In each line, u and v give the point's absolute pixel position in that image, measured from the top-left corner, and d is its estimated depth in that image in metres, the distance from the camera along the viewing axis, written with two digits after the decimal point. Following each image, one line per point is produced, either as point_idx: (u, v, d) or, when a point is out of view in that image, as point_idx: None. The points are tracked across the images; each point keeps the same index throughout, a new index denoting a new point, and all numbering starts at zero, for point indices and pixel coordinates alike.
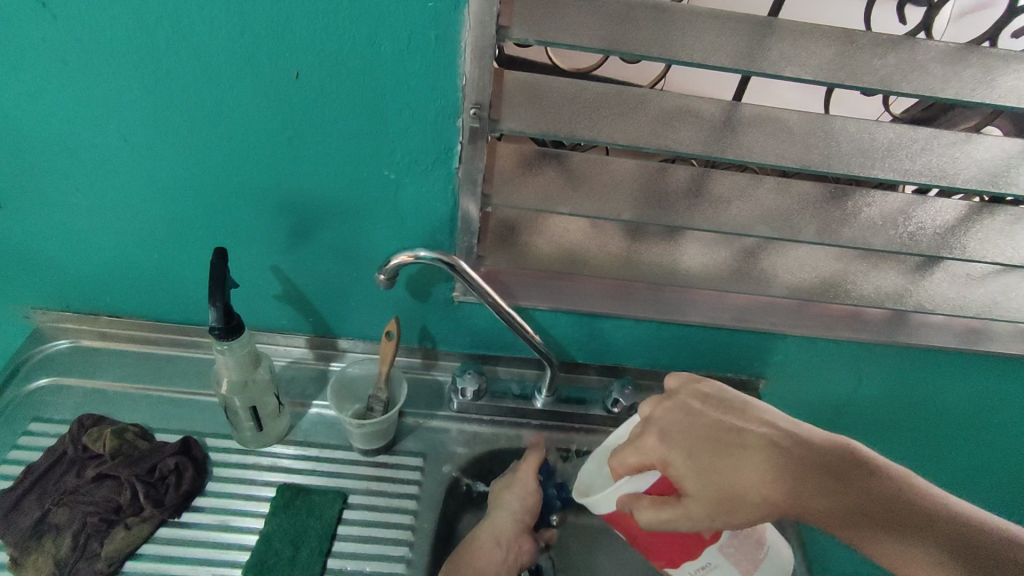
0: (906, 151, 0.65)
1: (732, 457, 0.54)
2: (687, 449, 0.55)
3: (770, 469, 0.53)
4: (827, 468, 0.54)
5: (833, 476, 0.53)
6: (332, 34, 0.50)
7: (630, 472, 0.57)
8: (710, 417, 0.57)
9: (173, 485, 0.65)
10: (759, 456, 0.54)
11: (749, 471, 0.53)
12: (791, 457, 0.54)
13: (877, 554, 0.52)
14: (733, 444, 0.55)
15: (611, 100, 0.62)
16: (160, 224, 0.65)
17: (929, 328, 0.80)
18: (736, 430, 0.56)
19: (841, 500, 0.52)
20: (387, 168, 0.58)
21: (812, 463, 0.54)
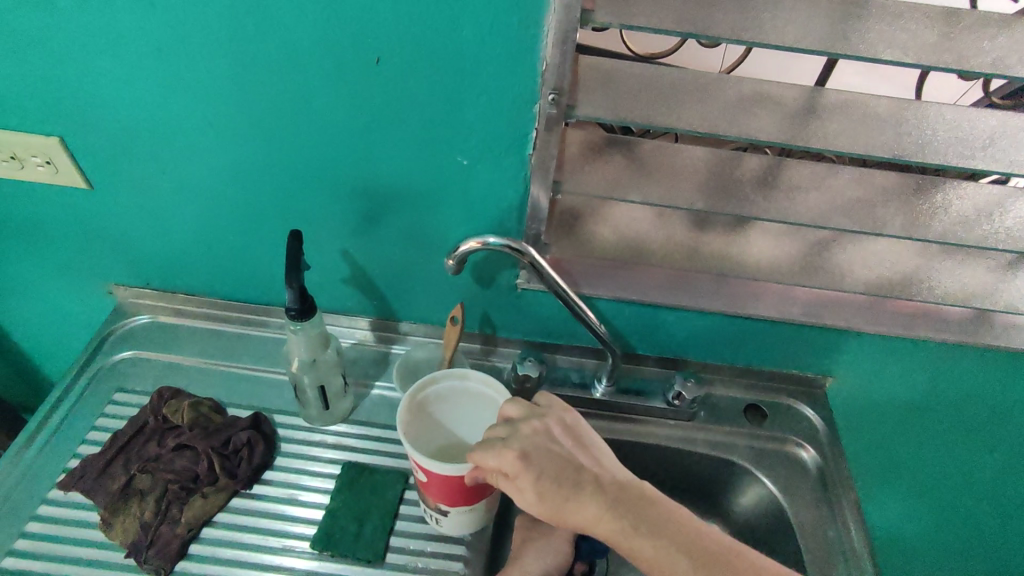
0: (1010, 140, 0.60)
1: (570, 493, 0.55)
2: (536, 469, 0.55)
3: (600, 507, 0.55)
4: (641, 501, 0.56)
5: (636, 511, 0.55)
6: (415, 19, 0.49)
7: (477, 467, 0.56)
8: (564, 449, 0.58)
9: (245, 458, 0.67)
10: (591, 493, 0.56)
11: (575, 506, 0.55)
12: (620, 495, 0.56)
13: None
14: (576, 478, 0.56)
15: (687, 86, 0.60)
16: (237, 207, 0.67)
17: (1018, 330, 0.75)
18: (578, 466, 0.57)
19: (643, 543, 0.54)
20: (460, 155, 0.58)
21: (629, 501, 0.56)
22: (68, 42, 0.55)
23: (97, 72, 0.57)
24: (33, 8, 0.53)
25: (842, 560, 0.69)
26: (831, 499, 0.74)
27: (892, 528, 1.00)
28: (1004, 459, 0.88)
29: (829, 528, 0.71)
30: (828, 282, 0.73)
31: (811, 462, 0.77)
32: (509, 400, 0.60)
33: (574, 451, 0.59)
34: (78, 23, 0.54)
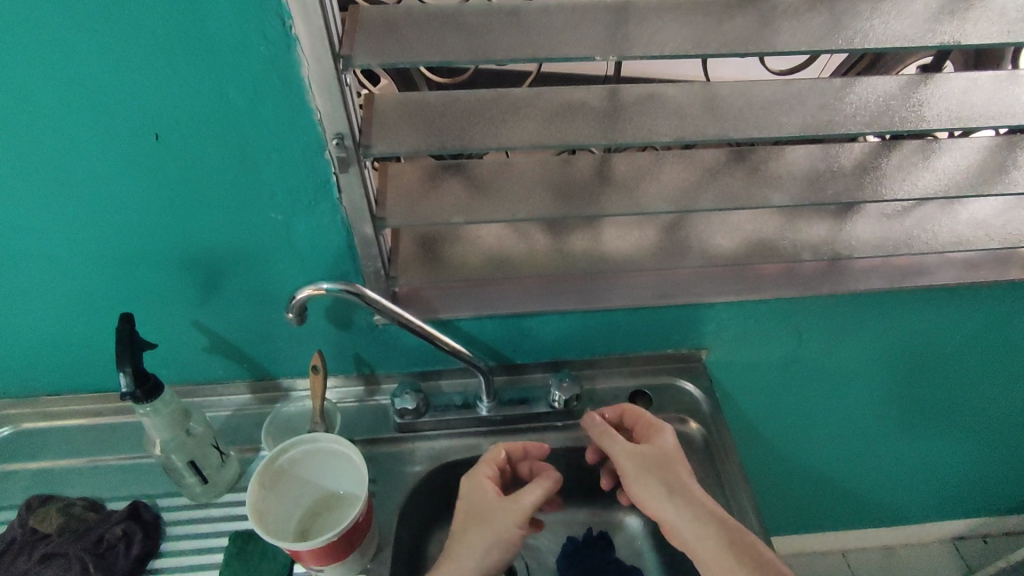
0: (785, 105, 0.65)
1: (603, 434, 0.71)
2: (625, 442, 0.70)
3: (623, 448, 0.69)
4: (662, 460, 0.68)
5: (656, 462, 0.68)
6: (178, 93, 0.51)
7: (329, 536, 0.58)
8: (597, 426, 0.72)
9: (123, 552, 0.66)
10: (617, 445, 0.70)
11: (609, 442, 0.70)
12: (642, 452, 0.69)
13: (681, 527, 0.64)
14: (607, 430, 0.71)
15: (482, 108, 0.63)
16: (71, 301, 0.66)
17: (858, 272, 0.80)
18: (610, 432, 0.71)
19: (662, 483, 0.66)
20: (272, 210, 0.60)
21: (651, 455, 0.68)
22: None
23: None
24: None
25: (730, 521, 0.74)
26: (718, 468, 0.78)
27: (799, 468, 1.07)
28: (876, 389, 0.95)
29: (719, 497, 0.76)
30: (676, 261, 0.76)
31: (696, 434, 0.81)
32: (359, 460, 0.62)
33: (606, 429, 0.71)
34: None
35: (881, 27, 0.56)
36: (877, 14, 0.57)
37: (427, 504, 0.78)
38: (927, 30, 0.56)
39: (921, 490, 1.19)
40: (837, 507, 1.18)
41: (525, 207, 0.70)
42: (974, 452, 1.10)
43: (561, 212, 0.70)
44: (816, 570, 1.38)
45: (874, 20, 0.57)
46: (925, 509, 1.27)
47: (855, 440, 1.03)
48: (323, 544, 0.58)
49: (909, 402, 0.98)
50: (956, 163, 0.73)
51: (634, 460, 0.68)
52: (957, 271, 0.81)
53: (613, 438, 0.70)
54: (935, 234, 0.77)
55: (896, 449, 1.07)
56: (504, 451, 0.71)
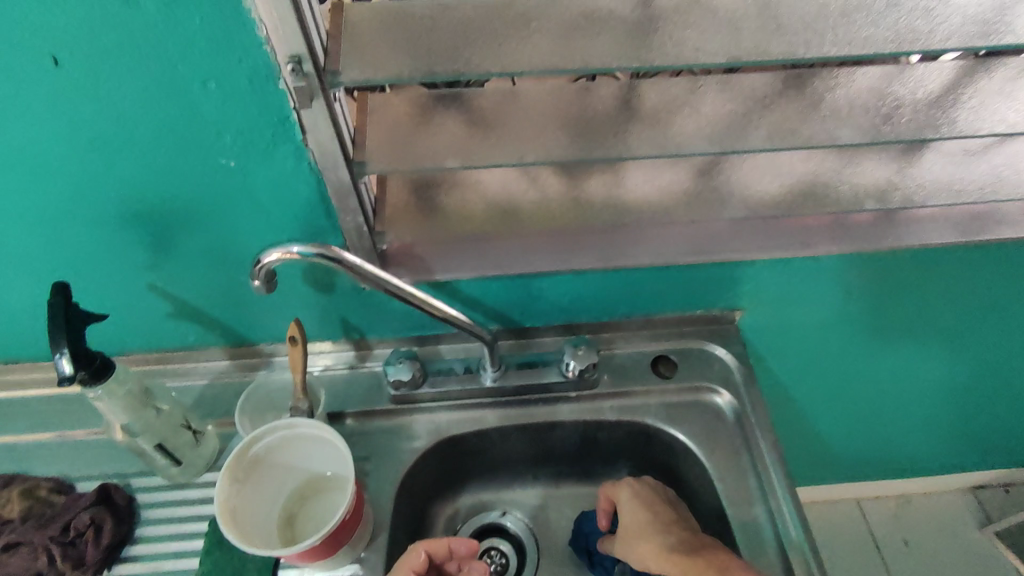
0: (865, 14, 0.51)
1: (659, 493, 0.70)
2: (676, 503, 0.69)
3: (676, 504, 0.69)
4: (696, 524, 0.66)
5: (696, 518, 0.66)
6: (74, 1, 0.38)
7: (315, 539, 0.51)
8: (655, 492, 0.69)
9: (92, 540, 0.60)
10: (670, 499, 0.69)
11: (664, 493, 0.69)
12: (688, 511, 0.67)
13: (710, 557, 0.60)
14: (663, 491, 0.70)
15: (480, 21, 0.50)
16: (1, 263, 0.56)
17: (926, 222, 0.68)
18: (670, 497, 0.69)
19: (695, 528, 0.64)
20: (222, 156, 0.48)
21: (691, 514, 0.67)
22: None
23: None
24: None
25: (763, 504, 0.66)
26: (750, 443, 0.70)
27: (829, 430, 0.99)
28: (927, 350, 0.85)
29: (750, 476, 0.68)
30: (712, 211, 0.64)
31: (727, 405, 0.73)
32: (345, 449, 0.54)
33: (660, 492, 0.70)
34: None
35: None
36: None
37: (427, 480, 0.72)
38: None
39: (955, 448, 1.12)
40: (865, 466, 1.12)
41: (536, 147, 0.58)
42: (1021, 412, 1.02)
43: (578, 153, 0.58)
44: (833, 523, 1.34)
45: None
46: (955, 465, 1.20)
47: (894, 402, 0.95)
48: (308, 547, 0.52)
49: (960, 364, 0.88)
50: None
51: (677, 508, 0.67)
52: None
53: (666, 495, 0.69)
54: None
55: (937, 411, 0.98)
56: (422, 553, 0.56)
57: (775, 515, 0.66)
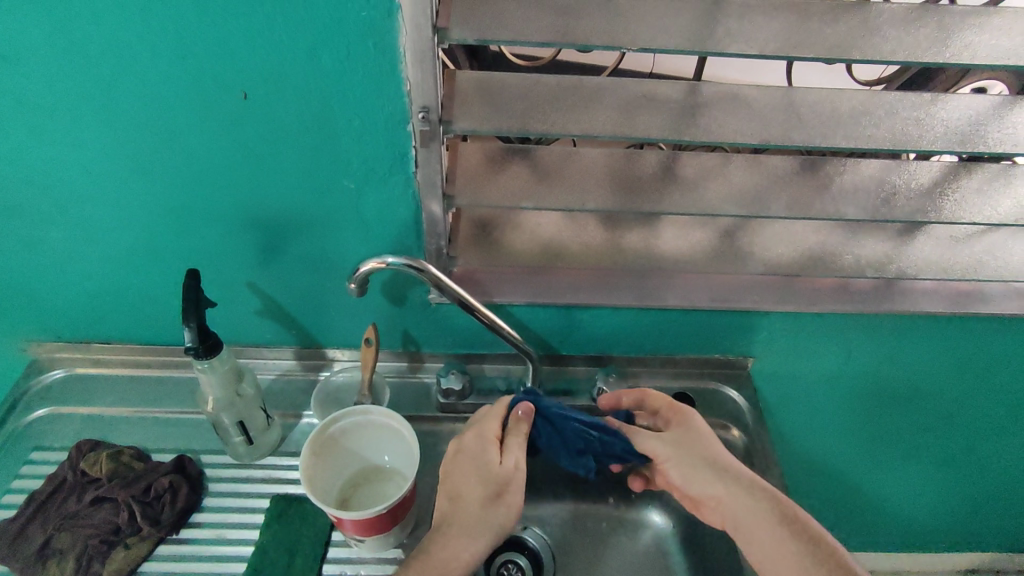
0: (869, 118, 0.63)
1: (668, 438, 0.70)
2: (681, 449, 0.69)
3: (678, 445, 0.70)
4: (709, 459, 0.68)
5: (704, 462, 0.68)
6: (271, 51, 0.50)
7: (386, 505, 0.58)
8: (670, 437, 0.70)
9: (169, 503, 0.66)
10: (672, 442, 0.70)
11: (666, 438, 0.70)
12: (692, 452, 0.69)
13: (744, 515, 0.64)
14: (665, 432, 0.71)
15: (562, 93, 0.62)
16: (136, 250, 0.67)
17: (920, 295, 0.79)
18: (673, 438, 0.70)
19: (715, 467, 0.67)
20: (345, 178, 0.59)
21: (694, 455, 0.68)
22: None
23: None
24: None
25: None
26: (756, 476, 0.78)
27: (824, 485, 1.06)
28: (919, 412, 0.93)
29: None
30: (734, 265, 0.75)
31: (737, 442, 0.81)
32: (411, 435, 0.61)
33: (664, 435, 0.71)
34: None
35: (987, 44, 0.55)
36: (983, 29, 0.55)
37: None
38: None
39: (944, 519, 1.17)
40: (859, 530, 1.17)
41: (595, 198, 0.69)
42: (1005, 488, 1.08)
43: (627, 207, 0.70)
44: None
45: (981, 35, 0.55)
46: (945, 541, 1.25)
47: (888, 462, 1.02)
48: (374, 518, 0.59)
49: (949, 429, 0.96)
50: None
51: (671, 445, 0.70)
52: (1020, 301, 0.79)
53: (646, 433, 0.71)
54: (1004, 262, 0.75)
55: (926, 477, 1.05)
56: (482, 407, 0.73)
57: None
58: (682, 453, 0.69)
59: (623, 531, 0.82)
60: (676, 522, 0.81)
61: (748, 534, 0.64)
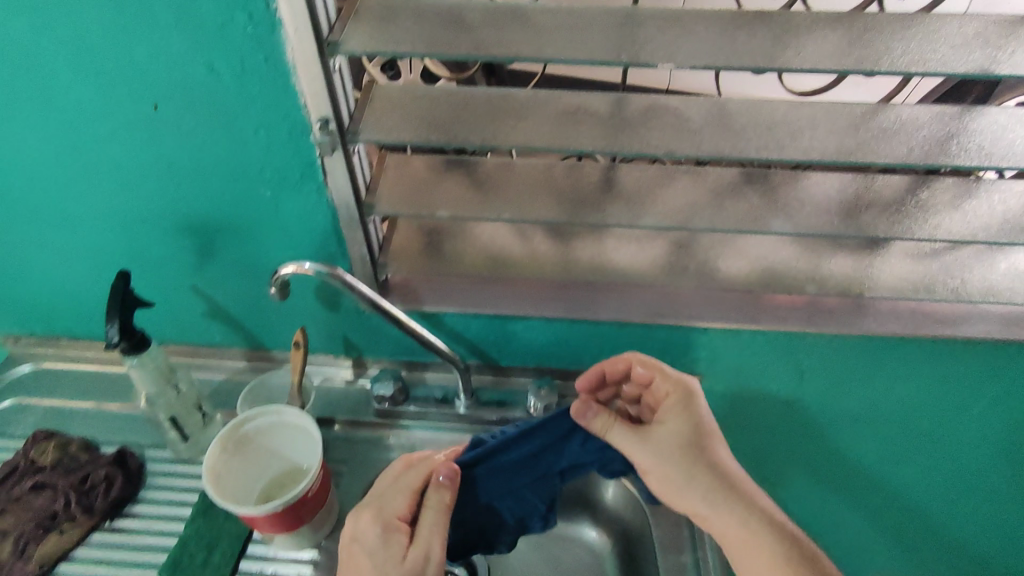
0: (794, 130, 0.62)
1: (678, 417, 0.68)
2: (690, 432, 0.67)
3: (685, 427, 0.68)
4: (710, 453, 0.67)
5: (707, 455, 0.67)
6: (172, 64, 0.53)
7: (276, 502, 0.58)
8: (680, 421, 0.68)
9: (104, 493, 0.70)
10: (681, 424, 0.68)
11: (677, 418, 0.68)
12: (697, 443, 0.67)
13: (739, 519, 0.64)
14: (679, 408, 0.69)
15: (477, 105, 0.62)
16: (82, 251, 0.71)
17: (876, 314, 0.75)
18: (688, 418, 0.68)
19: (714, 463, 0.66)
20: (261, 187, 0.62)
21: (699, 446, 0.67)
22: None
23: None
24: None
25: (691, 553, 0.72)
26: None
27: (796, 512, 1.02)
28: (891, 441, 0.88)
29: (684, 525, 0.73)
30: (673, 279, 0.73)
31: None
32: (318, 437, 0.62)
33: (675, 417, 0.68)
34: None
35: (904, 50, 0.53)
36: (898, 38, 0.54)
37: None
38: (956, 58, 0.53)
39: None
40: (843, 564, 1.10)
41: (521, 208, 0.70)
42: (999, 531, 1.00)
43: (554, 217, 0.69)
44: None
45: (895, 45, 0.54)
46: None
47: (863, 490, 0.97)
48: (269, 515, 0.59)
49: (929, 464, 0.89)
50: (995, 209, 0.67)
51: (679, 428, 0.68)
52: (989, 326, 0.74)
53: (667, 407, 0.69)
54: (966, 283, 0.71)
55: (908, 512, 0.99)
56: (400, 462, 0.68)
57: (700, 564, 0.71)
58: (677, 456, 0.66)
59: (559, 546, 0.81)
60: (613, 540, 0.79)
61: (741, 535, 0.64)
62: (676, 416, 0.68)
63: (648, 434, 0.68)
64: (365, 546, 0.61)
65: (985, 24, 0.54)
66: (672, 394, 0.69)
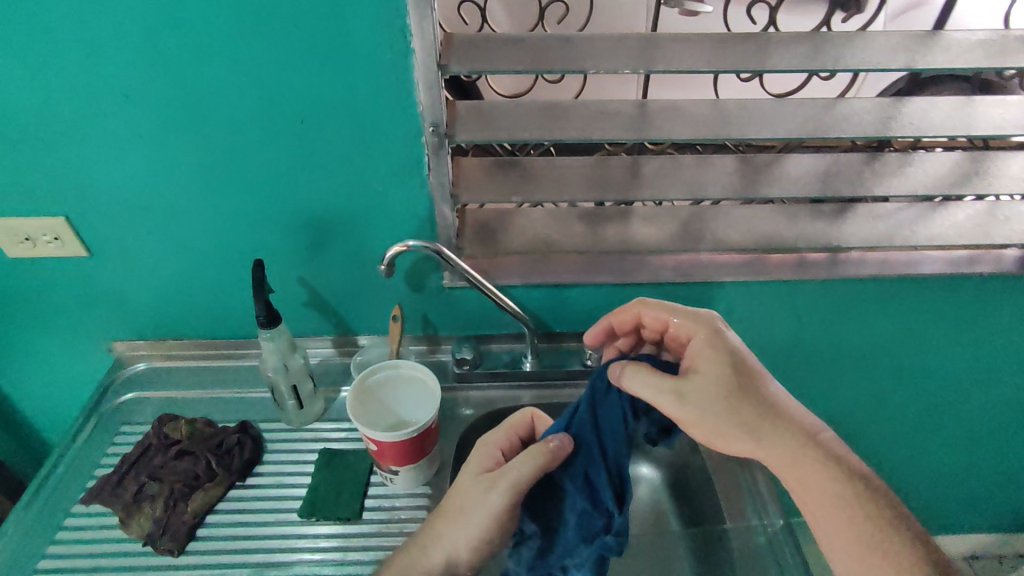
0: (776, 117, 0.82)
1: (709, 359, 0.71)
2: (721, 372, 0.70)
3: (717, 368, 0.71)
4: (740, 392, 0.70)
5: (738, 392, 0.70)
6: (323, 87, 0.71)
7: (413, 428, 0.73)
8: (710, 363, 0.71)
9: (238, 454, 0.81)
10: (710, 366, 0.71)
11: (707, 361, 0.71)
12: (728, 383, 0.70)
13: (782, 453, 0.68)
14: (705, 352, 0.72)
15: (538, 112, 0.80)
16: (211, 251, 0.85)
17: (850, 261, 0.95)
18: (718, 358, 0.71)
19: (745, 405, 0.69)
20: (375, 182, 0.79)
21: (731, 386, 0.70)
22: (62, 132, 0.73)
23: (90, 159, 0.76)
24: (31, 111, 0.72)
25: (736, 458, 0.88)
26: None
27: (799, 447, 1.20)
28: (869, 363, 1.09)
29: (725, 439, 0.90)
30: (692, 245, 0.90)
31: None
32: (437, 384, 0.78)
33: (706, 358, 0.72)
34: (67, 117, 0.72)
35: (851, 55, 0.75)
36: (846, 46, 0.75)
37: None
38: (886, 57, 0.74)
39: (908, 475, 1.31)
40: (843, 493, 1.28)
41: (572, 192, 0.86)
42: (955, 436, 1.23)
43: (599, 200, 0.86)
44: None
45: (844, 50, 0.75)
46: (917, 501, 1.37)
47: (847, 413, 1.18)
48: (401, 442, 0.73)
49: (893, 377, 1.12)
50: (929, 170, 0.88)
51: (708, 368, 0.71)
52: (938, 265, 0.94)
53: (698, 346, 0.73)
54: (915, 231, 0.92)
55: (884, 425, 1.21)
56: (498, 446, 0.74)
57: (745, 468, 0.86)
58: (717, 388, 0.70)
59: None
60: None
61: (786, 466, 0.68)
62: (708, 359, 0.72)
63: (685, 384, 0.70)
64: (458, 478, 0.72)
65: (903, 36, 0.76)
66: (696, 333, 0.75)
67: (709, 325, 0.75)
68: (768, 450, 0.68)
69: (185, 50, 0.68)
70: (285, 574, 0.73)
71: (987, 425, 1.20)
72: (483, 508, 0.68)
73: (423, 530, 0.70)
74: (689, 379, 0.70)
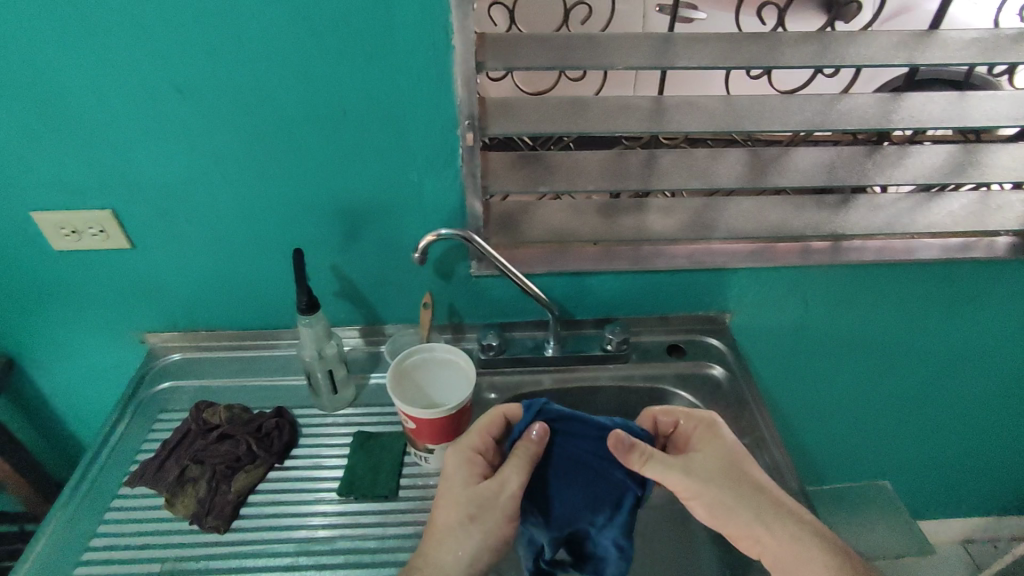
0: (785, 111, 0.88)
1: (708, 444, 0.76)
2: (721, 458, 0.74)
3: (719, 457, 0.74)
4: (736, 470, 0.74)
5: (736, 478, 0.73)
6: (367, 81, 0.75)
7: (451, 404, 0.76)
8: (711, 452, 0.75)
9: (276, 437, 0.84)
10: (715, 454, 0.75)
11: (712, 450, 0.75)
12: (726, 476, 0.73)
13: (784, 538, 0.70)
14: (710, 436, 0.76)
15: (564, 107, 0.83)
16: (249, 242, 0.88)
17: (855, 249, 1.00)
18: (730, 464, 0.74)
19: (744, 487, 0.72)
20: (411, 173, 0.83)
21: (730, 474, 0.73)
22: (115, 125, 0.77)
23: (139, 151, 0.79)
24: (87, 105, 0.75)
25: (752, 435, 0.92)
26: (742, 402, 0.96)
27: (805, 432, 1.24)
28: (874, 351, 1.13)
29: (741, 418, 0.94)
30: (706, 233, 0.95)
31: (721, 376, 0.99)
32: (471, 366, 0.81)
33: (708, 449, 0.75)
34: (122, 111, 0.76)
35: (856, 52, 0.80)
36: (851, 44, 0.81)
37: None
38: (887, 54, 0.80)
39: (910, 461, 1.35)
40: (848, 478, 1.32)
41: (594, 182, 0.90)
42: (957, 422, 1.27)
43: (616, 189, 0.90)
44: None
45: (848, 48, 0.81)
46: (918, 486, 1.42)
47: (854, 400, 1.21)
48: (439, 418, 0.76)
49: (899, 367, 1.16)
50: (927, 161, 0.94)
51: (710, 463, 0.74)
52: (937, 252, 0.99)
53: (706, 447, 0.76)
54: (916, 219, 0.97)
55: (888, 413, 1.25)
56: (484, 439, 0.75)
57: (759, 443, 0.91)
58: (720, 497, 0.72)
59: None
60: None
61: (791, 557, 0.69)
62: (709, 446, 0.75)
63: (687, 462, 0.73)
64: (454, 490, 0.72)
65: (904, 35, 0.82)
66: (695, 428, 0.77)
67: (704, 418, 0.78)
68: (774, 538, 0.70)
69: (239, 46, 0.72)
70: (328, 547, 0.75)
71: (986, 409, 1.24)
72: (494, 516, 0.70)
73: (434, 541, 0.69)
74: (692, 459, 0.74)
